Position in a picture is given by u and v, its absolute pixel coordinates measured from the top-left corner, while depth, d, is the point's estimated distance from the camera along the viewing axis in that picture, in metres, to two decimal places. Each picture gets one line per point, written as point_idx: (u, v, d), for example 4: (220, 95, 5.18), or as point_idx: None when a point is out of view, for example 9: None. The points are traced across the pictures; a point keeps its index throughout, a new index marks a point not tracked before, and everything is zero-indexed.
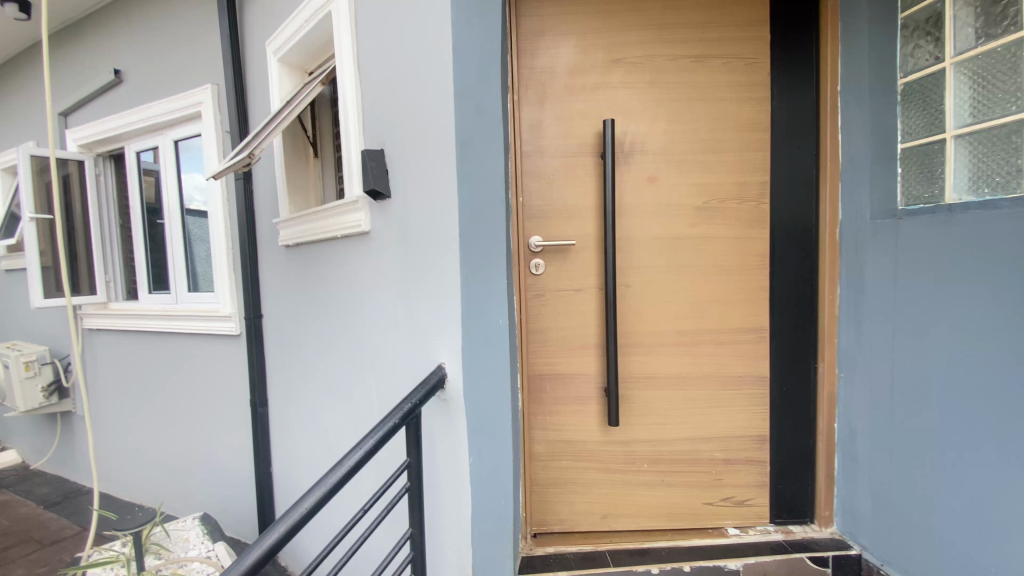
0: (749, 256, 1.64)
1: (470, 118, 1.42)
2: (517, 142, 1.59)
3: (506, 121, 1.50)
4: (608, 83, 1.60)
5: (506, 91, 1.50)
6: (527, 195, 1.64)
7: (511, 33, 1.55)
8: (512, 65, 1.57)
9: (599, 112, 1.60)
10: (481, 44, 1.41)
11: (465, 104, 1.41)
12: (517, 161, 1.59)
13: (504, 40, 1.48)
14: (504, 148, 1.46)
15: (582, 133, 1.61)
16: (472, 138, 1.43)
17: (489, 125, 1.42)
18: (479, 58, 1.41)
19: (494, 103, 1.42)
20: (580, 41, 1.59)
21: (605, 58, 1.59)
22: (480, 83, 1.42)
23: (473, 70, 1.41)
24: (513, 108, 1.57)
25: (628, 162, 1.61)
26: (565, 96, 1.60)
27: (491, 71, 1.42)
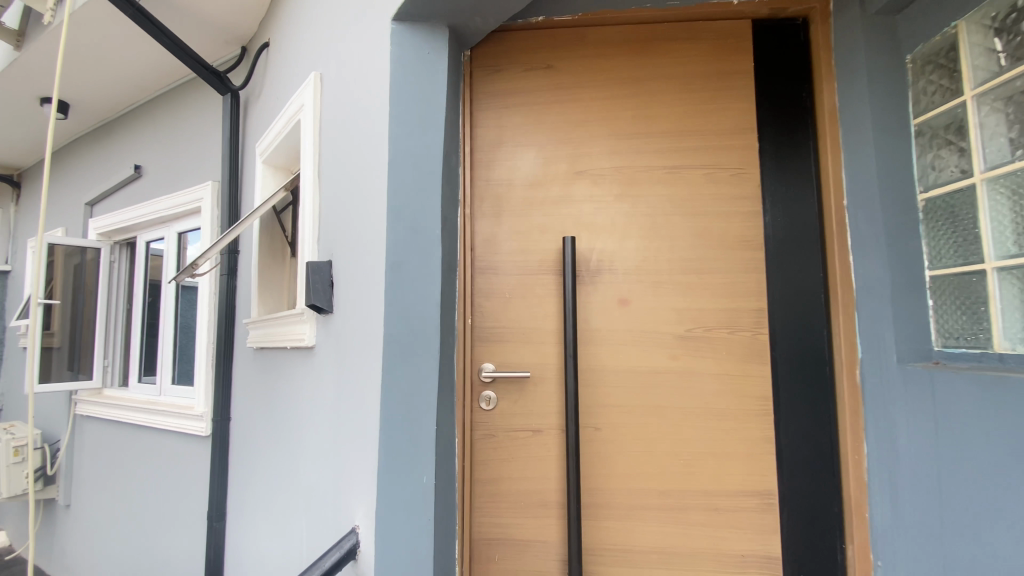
0: (745, 399, 1.33)
1: (405, 236, 1.25)
2: (467, 256, 1.38)
3: (453, 239, 1.32)
4: (572, 196, 1.42)
5: (455, 205, 1.35)
6: (478, 316, 1.40)
7: (467, 141, 1.41)
8: (467, 174, 1.40)
9: (562, 227, 1.41)
10: (422, 157, 1.27)
11: (400, 221, 1.25)
12: (468, 279, 1.37)
13: (453, 152, 1.34)
14: (445, 269, 1.27)
15: (542, 250, 1.41)
16: (405, 257, 1.24)
17: (427, 244, 1.24)
18: (420, 172, 1.27)
19: (434, 220, 1.25)
20: (543, 152, 1.44)
21: (570, 170, 1.43)
22: (420, 198, 1.26)
23: (412, 184, 1.26)
24: (464, 218, 1.38)
25: (595, 283, 1.39)
26: (525, 209, 1.43)
27: (432, 186, 1.26)
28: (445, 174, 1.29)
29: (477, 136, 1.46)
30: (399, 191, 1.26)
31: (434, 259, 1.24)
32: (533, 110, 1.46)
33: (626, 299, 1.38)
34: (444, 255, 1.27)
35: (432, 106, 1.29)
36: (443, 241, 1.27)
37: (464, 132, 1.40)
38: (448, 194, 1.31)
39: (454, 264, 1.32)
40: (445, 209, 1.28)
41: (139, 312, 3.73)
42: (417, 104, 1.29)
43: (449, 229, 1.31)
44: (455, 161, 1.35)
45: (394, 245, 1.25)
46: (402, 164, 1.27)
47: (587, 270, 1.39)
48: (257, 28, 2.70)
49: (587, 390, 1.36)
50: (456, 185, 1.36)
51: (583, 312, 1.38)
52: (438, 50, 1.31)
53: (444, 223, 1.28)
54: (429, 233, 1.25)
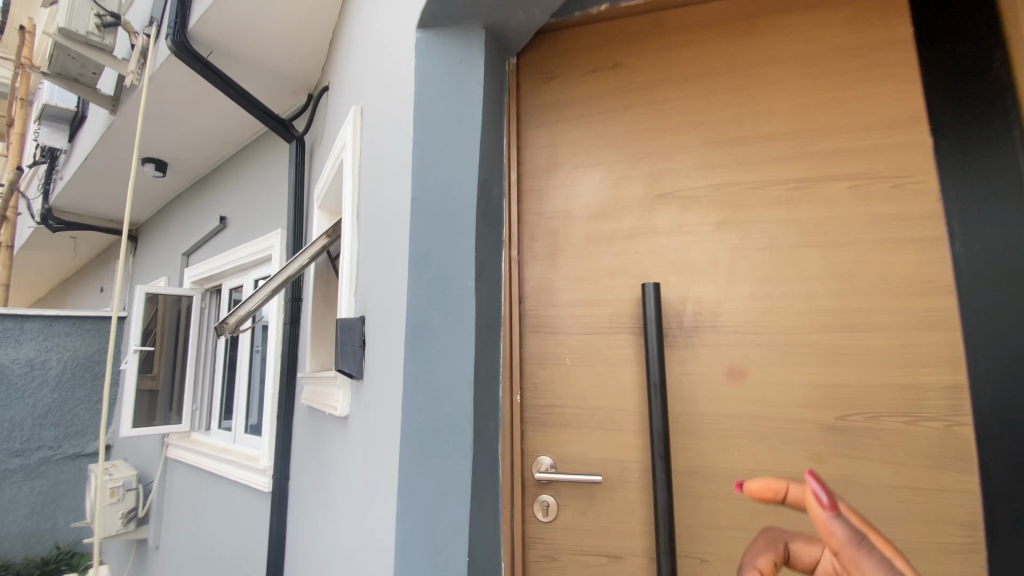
0: (945, 531, 0.85)
1: (430, 291, 0.95)
2: (515, 313, 1.07)
3: (493, 292, 1.02)
4: (652, 229, 1.05)
5: (496, 251, 1.04)
6: (529, 391, 1.06)
7: (509, 167, 1.11)
8: (508, 208, 1.10)
9: (638, 272, 1.05)
10: (450, 191, 0.98)
11: (423, 272, 0.96)
12: (516, 340, 1.06)
13: (493, 182, 1.04)
14: (481, 334, 0.96)
15: (613, 303, 1.05)
16: (430, 320, 0.95)
17: (459, 303, 0.94)
18: (449, 210, 0.98)
19: (465, 270, 0.95)
20: (610, 175, 1.10)
21: (648, 195, 1.07)
22: (450, 242, 0.97)
23: (439, 226, 0.98)
24: (509, 265, 1.08)
25: (690, 348, 0.99)
26: (586, 250, 1.09)
27: (463, 225, 0.97)
28: (481, 211, 0.99)
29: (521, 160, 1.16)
30: (422, 235, 0.98)
31: (467, 320, 0.94)
32: (595, 123, 1.13)
33: (733, 372, 0.96)
34: (479, 314, 0.95)
35: (464, 124, 1.01)
36: (479, 297, 0.96)
37: (509, 158, 1.12)
38: (485, 235, 1.00)
39: (495, 324, 1.02)
40: (481, 255, 0.98)
41: (222, 356, 3.84)
42: (446, 122, 1.01)
43: (487, 281, 1.00)
44: (493, 193, 1.05)
45: (414, 305, 0.96)
46: (427, 200, 0.99)
47: (677, 330, 1.00)
48: (318, 73, 2.65)
49: (683, 503, 0.95)
50: (498, 225, 1.06)
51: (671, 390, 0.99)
52: (472, 56, 1.03)
53: (479, 274, 0.97)
54: (461, 288, 0.95)
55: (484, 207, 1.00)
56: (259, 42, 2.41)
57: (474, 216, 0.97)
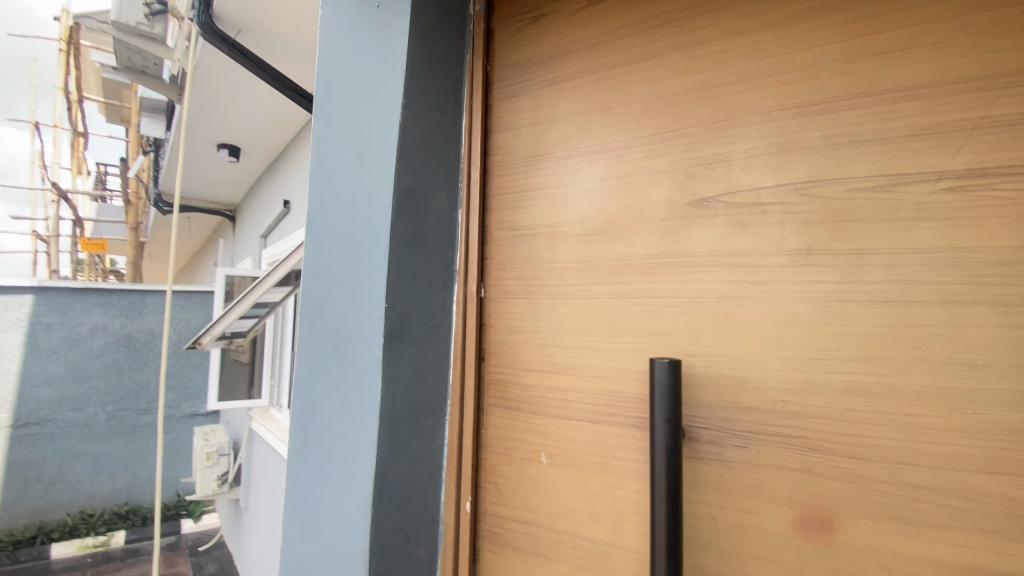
0: None
1: (328, 358, 0.67)
2: (468, 379, 0.74)
3: (425, 354, 0.70)
4: (678, 258, 0.64)
5: (433, 291, 0.71)
6: (485, 492, 0.73)
7: (464, 166, 0.77)
8: (459, 226, 0.76)
9: (654, 329, 0.64)
10: (356, 209, 0.67)
11: (323, 327, 0.68)
12: (467, 420, 0.73)
13: (430, 190, 0.70)
14: (395, 425, 0.64)
15: (610, 375, 0.66)
16: (326, 401, 0.67)
17: (361, 381, 0.64)
18: (354, 237, 0.66)
19: (371, 329, 0.64)
20: (615, 169, 0.69)
21: (674, 200, 0.65)
22: (355, 287, 0.66)
23: (341, 262, 0.67)
24: (459, 310, 0.75)
25: (732, 466, 0.59)
26: (576, 288, 0.70)
27: (373, 261, 0.64)
28: (401, 236, 0.65)
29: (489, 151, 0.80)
30: (322, 277, 0.69)
31: (370, 407, 0.63)
32: (594, 86, 0.72)
33: (807, 516, 0.56)
34: (391, 396, 0.63)
35: (380, 106, 0.67)
36: (393, 368, 0.64)
37: (465, 152, 0.77)
38: (412, 271, 0.67)
39: (428, 400, 0.70)
40: (399, 306, 0.64)
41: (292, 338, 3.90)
42: (356, 105, 0.69)
43: (412, 340, 0.67)
44: (429, 206, 0.70)
45: (307, 376, 0.69)
46: (330, 226, 0.69)
47: (709, 430, 0.61)
48: None
49: None
50: (439, 251, 0.72)
51: (690, 528, 0.62)
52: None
53: (394, 335, 0.64)
54: (364, 357, 0.64)
55: (409, 229, 0.66)
56: (282, 17, 2.17)
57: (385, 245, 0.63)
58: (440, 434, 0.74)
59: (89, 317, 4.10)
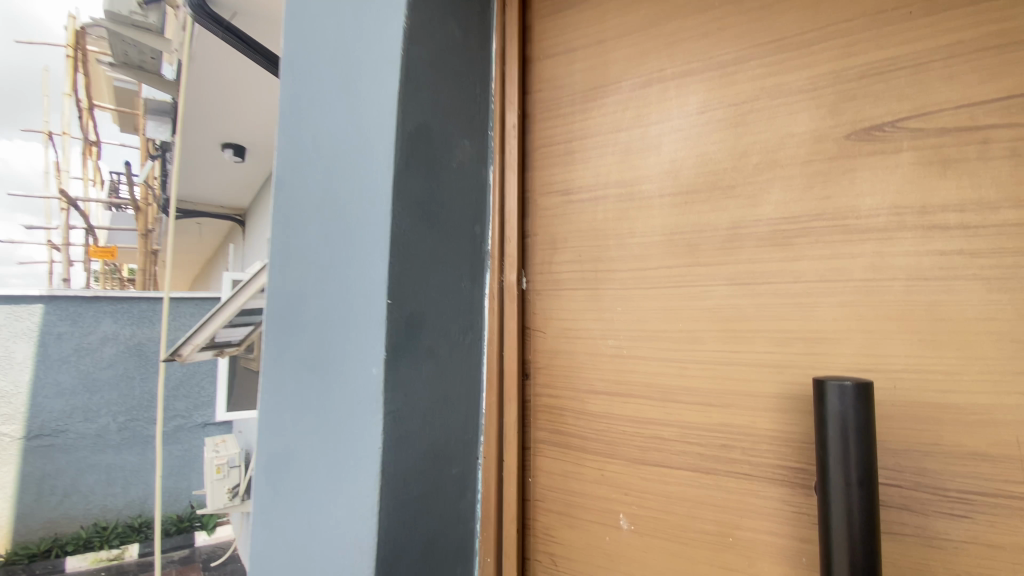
0: None
1: (303, 386, 0.43)
2: (510, 406, 0.53)
3: (444, 375, 0.48)
4: (835, 222, 0.41)
5: (455, 283, 0.49)
6: (536, 566, 0.52)
7: (496, 108, 0.56)
8: (492, 193, 0.55)
9: (798, 332, 0.42)
10: (343, 156, 0.44)
11: (298, 332, 0.44)
12: (510, 464, 0.52)
13: (449, 135, 0.49)
14: (403, 485, 0.42)
15: (726, 403, 0.44)
16: (302, 452, 0.43)
17: (352, 419, 0.41)
18: (342, 199, 0.43)
19: (365, 339, 0.41)
20: (720, 96, 0.47)
21: (822, 134, 0.42)
22: (342, 274, 0.42)
23: (321, 237, 0.44)
24: (495, 309, 0.54)
25: (946, 553, 0.37)
26: (664, 273, 0.48)
27: (368, 234, 0.42)
28: (408, 196, 0.43)
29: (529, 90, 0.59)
30: (292, 260, 0.45)
31: (365, 460, 0.40)
32: None
33: None
34: (397, 441, 0.41)
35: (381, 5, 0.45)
36: (401, 397, 0.42)
37: (496, 90, 0.56)
38: (423, 251, 0.45)
39: (450, 439, 0.48)
40: (408, 303, 0.42)
41: None
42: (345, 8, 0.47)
43: (426, 354, 0.45)
44: (448, 158, 0.48)
45: (276, 416, 0.44)
46: (305, 182, 0.45)
47: (897, 491, 0.38)
48: None
49: None
50: (464, 226, 0.51)
51: None
52: None
53: (400, 347, 0.41)
54: (354, 383, 0.41)
55: (421, 188, 0.44)
56: None
57: (384, 208, 0.41)
58: (471, 486, 0.52)
59: (100, 325, 3.31)
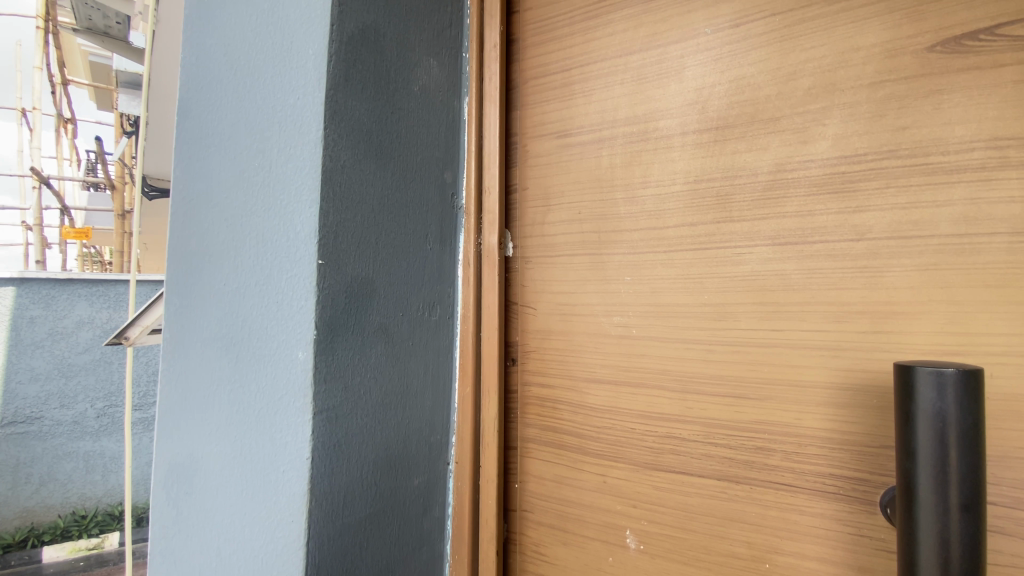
0: None
1: (212, 373, 0.33)
2: (490, 399, 0.43)
3: (399, 360, 0.38)
4: (911, 161, 0.32)
5: (413, 246, 0.40)
6: None
7: (472, 24, 0.46)
8: (469, 136, 0.46)
9: (861, 306, 0.33)
10: (259, 63, 0.33)
11: (208, 297, 0.34)
12: (488, 471, 0.43)
13: (405, 55, 0.39)
14: (344, 503, 0.32)
15: (765, 395, 0.35)
16: (209, 460, 0.33)
17: (270, 421, 0.31)
18: (258, 125, 0.33)
19: (287, 313, 0.31)
20: (759, 4, 0.37)
21: (896, 47, 0.32)
22: (258, 227, 0.32)
23: (232, 179, 0.33)
24: (472, 278, 0.44)
25: None
26: (686, 233, 0.38)
27: (290, 173, 0.31)
28: (347, 122, 0.33)
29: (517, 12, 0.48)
30: (201, 211, 0.35)
31: (287, 479, 0.30)
32: None
33: None
34: (334, 447, 0.31)
35: None
36: (338, 391, 0.32)
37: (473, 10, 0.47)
38: (370, 200, 0.35)
39: (408, 439, 0.39)
40: (344, 264, 0.32)
41: None
42: None
43: (375, 334, 0.35)
44: (403, 83, 0.39)
45: (184, 413, 0.35)
46: (215, 103, 0.35)
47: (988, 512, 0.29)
48: None
49: None
50: (427, 174, 0.42)
51: None
52: None
53: (337, 324, 0.32)
54: (273, 373, 0.31)
55: (367, 114, 0.35)
56: None
57: (314, 134, 0.31)
58: (437, 499, 0.43)
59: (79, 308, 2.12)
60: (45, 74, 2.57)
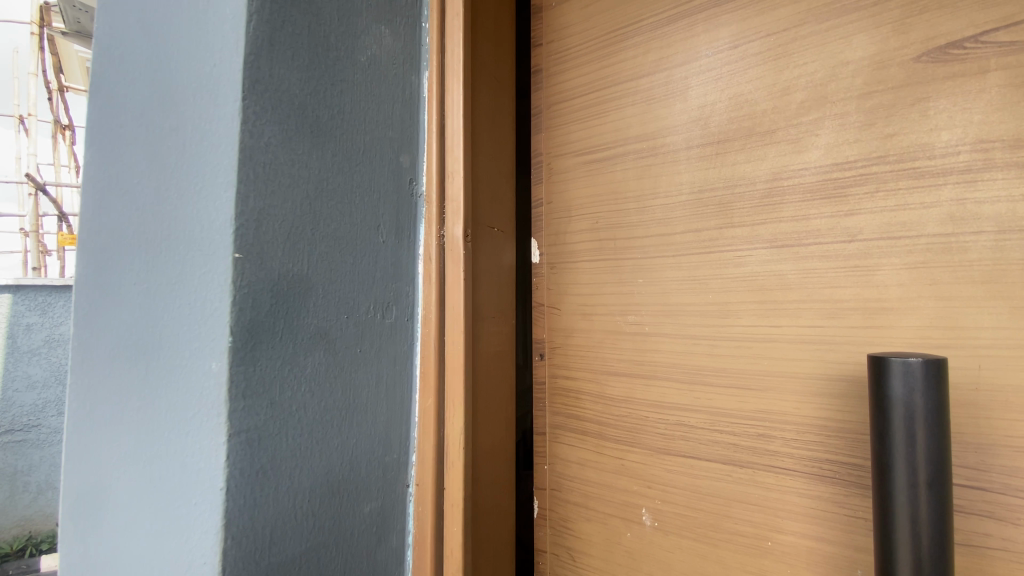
0: None
1: (127, 386, 0.31)
2: (455, 417, 0.39)
3: (344, 364, 0.36)
4: (900, 165, 0.33)
5: (360, 241, 0.38)
6: (552, 559, 0.47)
7: None
8: (432, 117, 0.42)
9: (855, 303, 0.34)
10: (182, 40, 0.31)
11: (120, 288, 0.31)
12: (451, 501, 0.38)
13: (349, 18, 0.37)
14: (272, 542, 0.31)
15: (764, 386, 0.36)
16: (117, 490, 0.31)
17: (183, 442, 0.29)
18: (177, 107, 0.31)
19: (204, 313, 0.29)
20: (756, 23, 0.38)
21: (885, 58, 0.34)
22: (175, 227, 0.30)
23: (147, 169, 0.31)
24: (434, 277, 0.40)
25: None
26: (692, 240, 0.40)
27: (210, 153, 0.30)
28: (272, 89, 0.31)
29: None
30: (111, 204, 0.32)
31: (200, 493, 0.28)
32: None
33: None
34: (257, 474, 0.30)
35: None
36: (263, 408, 0.30)
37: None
38: (302, 193, 0.33)
39: (353, 453, 0.37)
40: (268, 260, 0.31)
41: None
42: None
43: (309, 337, 0.34)
44: (345, 58, 0.37)
45: (103, 437, 0.32)
46: (128, 87, 0.32)
47: (979, 497, 0.31)
48: None
49: None
50: (379, 163, 0.40)
51: None
52: None
53: (260, 327, 0.30)
54: (187, 383, 0.29)
55: (299, 84, 0.33)
56: None
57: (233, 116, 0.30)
58: (393, 527, 0.40)
59: None
60: (41, 80, 2.47)
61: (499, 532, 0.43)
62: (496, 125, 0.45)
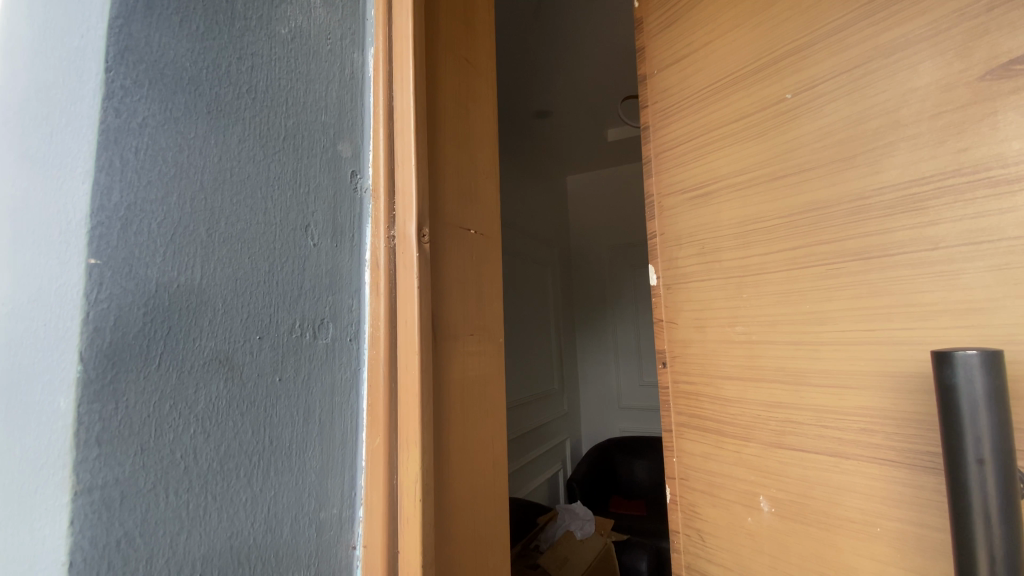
0: None
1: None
2: (408, 448, 0.45)
3: (247, 387, 0.39)
4: (976, 176, 0.36)
5: (280, 249, 0.43)
6: (685, 539, 0.57)
7: (383, 21, 0.52)
8: (379, 141, 0.50)
9: (942, 305, 0.38)
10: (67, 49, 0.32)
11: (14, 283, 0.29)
12: (406, 541, 0.44)
13: (267, 20, 0.44)
14: None
15: (860, 384, 0.42)
16: None
17: (32, 491, 0.29)
18: (55, 101, 0.32)
19: (47, 351, 0.30)
20: (833, 66, 0.46)
21: (950, 81, 0.38)
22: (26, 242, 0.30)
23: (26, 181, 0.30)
24: (383, 290, 0.48)
25: None
26: (787, 255, 0.48)
27: (66, 180, 0.31)
28: (147, 56, 0.35)
29: (449, 71, 0.56)
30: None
31: (43, 542, 0.29)
32: None
33: None
34: (115, 543, 0.31)
35: None
36: (130, 455, 0.32)
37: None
38: (192, 198, 0.37)
39: (258, 494, 0.39)
40: (138, 295, 0.33)
41: None
42: None
43: (205, 362, 0.37)
44: (255, 34, 0.42)
45: None
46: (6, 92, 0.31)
47: None
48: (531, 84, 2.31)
49: None
50: (314, 162, 0.46)
51: None
52: None
53: (121, 359, 0.32)
54: (33, 429, 0.29)
55: (188, 58, 0.37)
56: None
57: (87, 150, 0.32)
58: None
59: None
60: None
61: (472, 521, 0.51)
62: (462, 169, 0.56)
